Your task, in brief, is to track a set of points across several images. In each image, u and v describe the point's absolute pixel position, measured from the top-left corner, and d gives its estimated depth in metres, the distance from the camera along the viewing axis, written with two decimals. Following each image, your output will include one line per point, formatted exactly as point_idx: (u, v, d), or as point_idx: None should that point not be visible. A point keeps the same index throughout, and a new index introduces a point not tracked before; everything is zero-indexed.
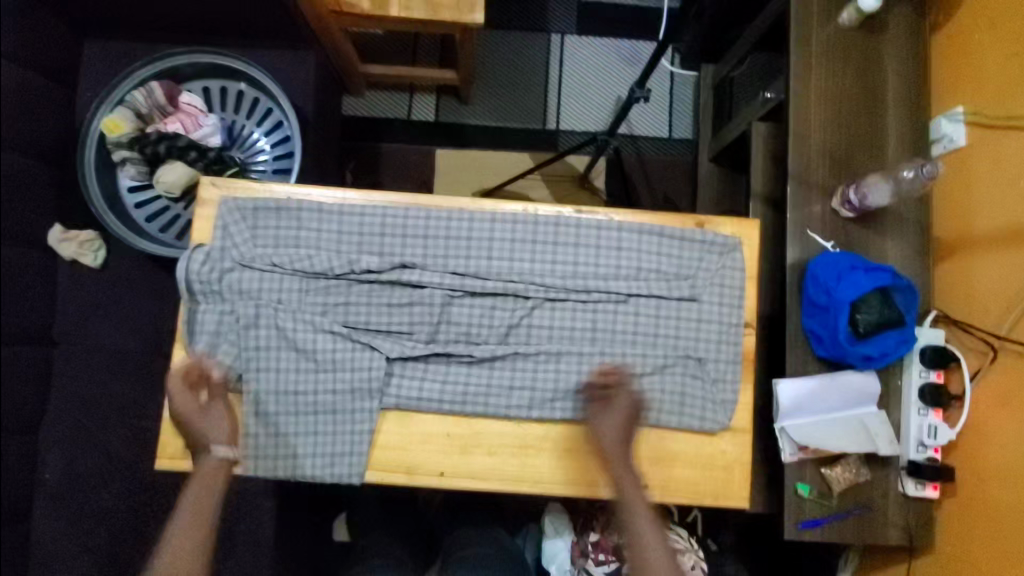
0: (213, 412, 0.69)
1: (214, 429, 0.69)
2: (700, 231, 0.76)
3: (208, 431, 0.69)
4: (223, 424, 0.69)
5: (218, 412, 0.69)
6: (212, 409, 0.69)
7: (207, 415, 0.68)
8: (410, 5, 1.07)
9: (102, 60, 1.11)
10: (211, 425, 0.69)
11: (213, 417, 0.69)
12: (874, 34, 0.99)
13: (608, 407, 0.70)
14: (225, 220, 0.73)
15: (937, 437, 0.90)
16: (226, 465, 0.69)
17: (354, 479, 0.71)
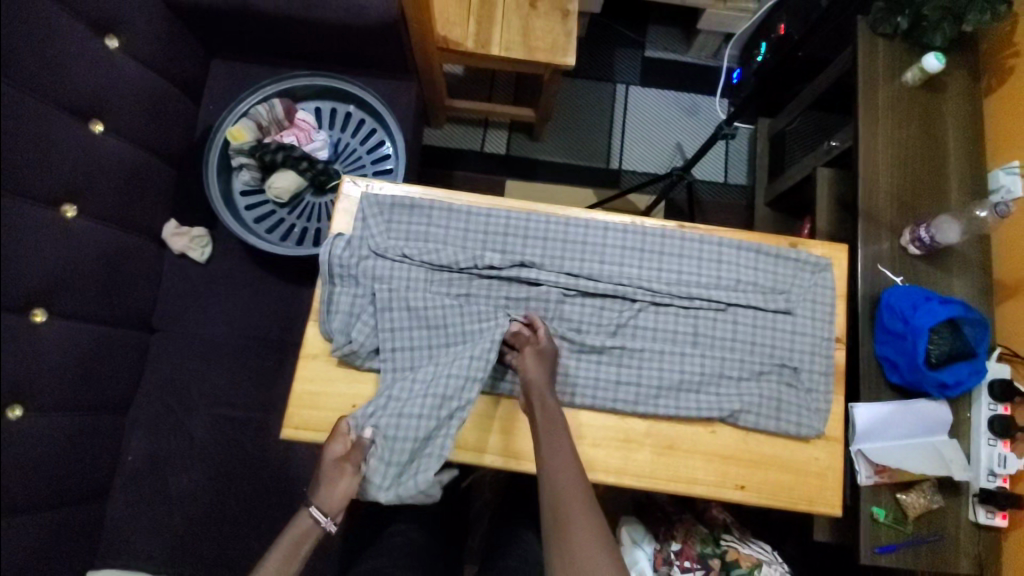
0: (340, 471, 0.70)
1: (332, 485, 0.69)
2: (794, 250, 0.82)
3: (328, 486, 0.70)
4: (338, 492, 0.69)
5: (341, 481, 0.70)
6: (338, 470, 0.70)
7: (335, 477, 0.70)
8: (510, 47, 1.19)
9: (225, 78, 1.23)
10: (332, 484, 0.70)
11: (332, 485, 0.70)
12: (934, 94, 1.09)
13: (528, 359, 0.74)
14: (366, 213, 0.81)
15: (1007, 467, 0.93)
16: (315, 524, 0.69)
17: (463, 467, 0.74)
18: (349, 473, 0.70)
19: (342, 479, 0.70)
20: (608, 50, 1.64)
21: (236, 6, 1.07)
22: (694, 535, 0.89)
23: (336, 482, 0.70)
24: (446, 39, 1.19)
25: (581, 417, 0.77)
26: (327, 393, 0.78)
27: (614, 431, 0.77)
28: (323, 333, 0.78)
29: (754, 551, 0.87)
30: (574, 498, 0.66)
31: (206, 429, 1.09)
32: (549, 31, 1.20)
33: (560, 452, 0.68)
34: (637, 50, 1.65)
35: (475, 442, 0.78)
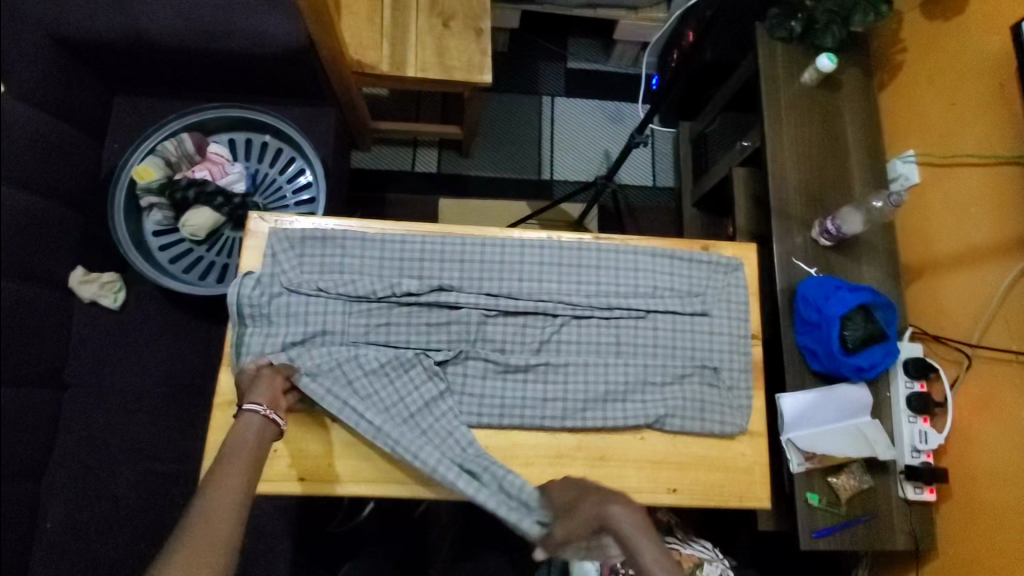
0: (260, 382, 0.70)
1: (258, 390, 0.69)
2: (706, 253, 0.85)
3: (255, 396, 0.68)
4: (265, 389, 0.69)
5: (256, 381, 0.70)
6: (259, 381, 0.70)
7: (252, 381, 0.70)
8: (427, 67, 1.19)
9: (129, 115, 1.18)
10: (255, 388, 0.69)
11: (258, 387, 0.69)
12: (832, 91, 1.15)
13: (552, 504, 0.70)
14: (275, 248, 0.78)
15: (929, 442, 0.97)
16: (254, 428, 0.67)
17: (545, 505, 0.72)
18: (267, 377, 0.70)
19: (267, 378, 0.70)
20: (531, 64, 1.66)
21: (131, 41, 1.03)
22: None
23: (257, 379, 0.70)
24: (360, 61, 1.17)
25: (512, 436, 0.77)
26: None
27: (545, 447, 0.77)
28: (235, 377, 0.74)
29: (695, 551, 0.88)
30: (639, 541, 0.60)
31: (134, 484, 1.04)
32: (464, 50, 1.21)
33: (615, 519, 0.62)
34: (559, 62, 1.67)
35: (380, 473, 0.75)
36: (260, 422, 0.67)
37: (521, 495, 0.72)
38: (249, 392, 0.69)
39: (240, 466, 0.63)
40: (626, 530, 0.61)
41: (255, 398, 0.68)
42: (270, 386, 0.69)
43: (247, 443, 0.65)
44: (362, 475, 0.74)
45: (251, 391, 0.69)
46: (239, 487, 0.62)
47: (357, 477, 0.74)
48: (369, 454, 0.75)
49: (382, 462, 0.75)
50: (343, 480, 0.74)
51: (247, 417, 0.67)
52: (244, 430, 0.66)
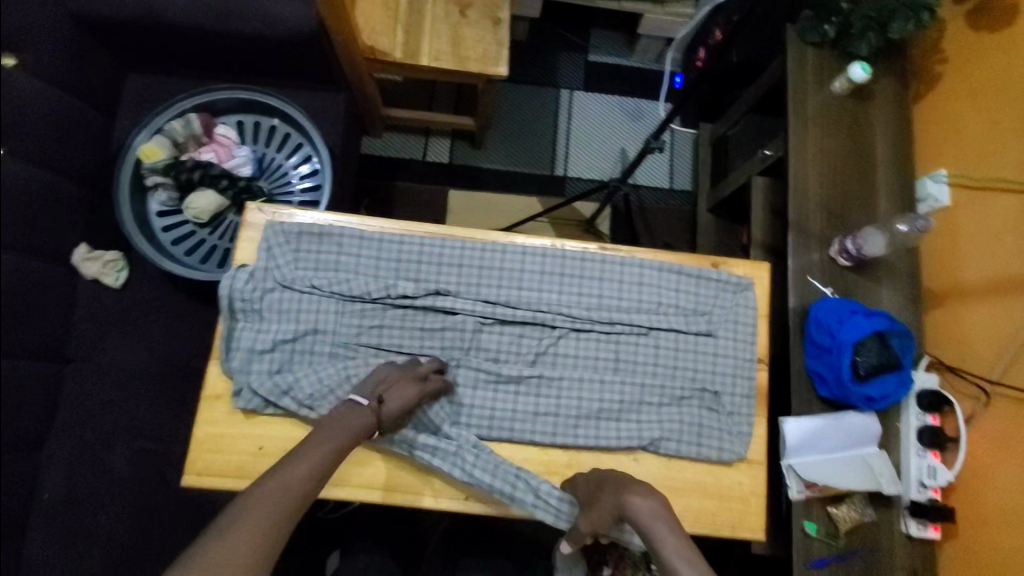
0: (404, 388, 0.69)
1: (399, 395, 0.68)
2: (715, 270, 0.81)
3: (390, 395, 0.68)
4: (407, 401, 0.68)
5: (415, 391, 0.69)
6: (405, 386, 0.69)
7: (408, 385, 0.69)
8: (441, 56, 1.15)
9: (141, 93, 1.17)
10: (397, 390, 0.68)
11: (402, 391, 0.68)
12: (863, 102, 1.09)
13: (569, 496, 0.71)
14: (270, 242, 0.76)
15: (937, 479, 0.93)
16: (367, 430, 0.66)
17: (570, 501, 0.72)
18: (416, 385, 0.69)
19: (409, 387, 0.69)
20: (552, 55, 1.62)
21: (143, 18, 1.01)
22: (625, 561, 0.89)
23: (403, 386, 0.69)
24: (373, 48, 1.13)
25: (500, 449, 0.75)
26: (231, 434, 0.73)
27: (534, 463, 0.75)
28: (223, 372, 0.73)
29: None
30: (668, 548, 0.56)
31: (129, 463, 1.04)
32: (480, 40, 1.17)
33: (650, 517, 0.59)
34: (581, 54, 1.62)
35: (363, 478, 0.73)
36: (372, 426, 0.66)
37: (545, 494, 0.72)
38: (390, 390, 0.68)
39: (326, 453, 0.60)
40: (646, 520, 0.59)
41: (392, 402, 0.67)
42: (413, 397, 0.69)
43: (345, 432, 0.63)
44: (345, 479, 0.73)
45: (384, 386, 0.69)
46: (320, 470, 0.59)
47: (341, 481, 0.72)
48: (352, 459, 0.73)
49: (366, 467, 0.73)
50: (325, 483, 0.72)
51: (370, 416, 0.66)
52: (349, 422, 0.64)
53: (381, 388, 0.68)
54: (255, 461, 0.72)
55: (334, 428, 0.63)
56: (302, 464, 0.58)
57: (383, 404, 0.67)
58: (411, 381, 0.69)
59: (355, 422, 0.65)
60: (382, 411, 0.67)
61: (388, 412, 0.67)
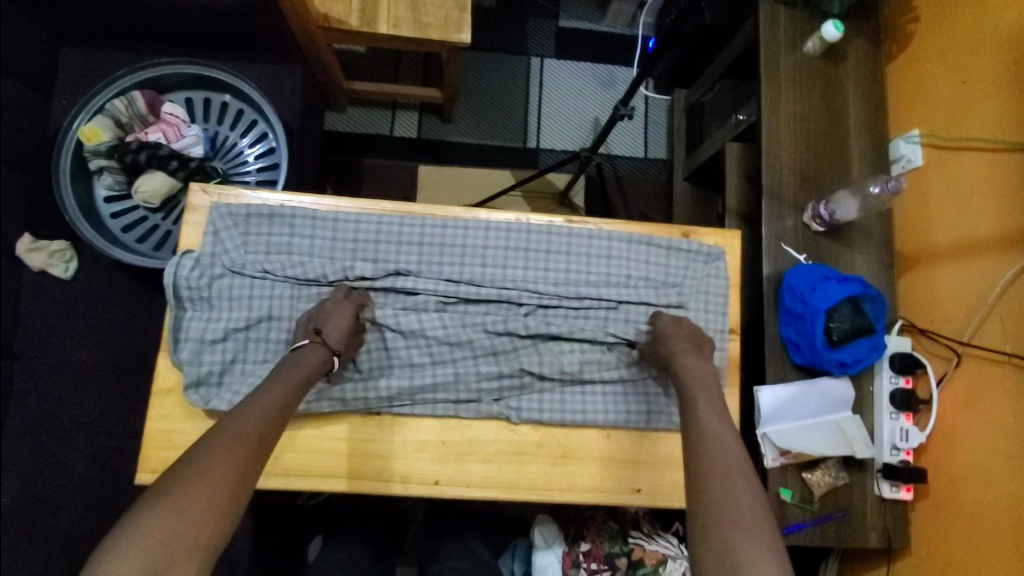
0: (338, 310, 0.69)
1: (335, 321, 0.68)
2: (685, 240, 0.79)
3: (327, 324, 0.68)
4: (346, 324, 0.68)
5: (349, 316, 0.69)
6: (339, 308, 0.69)
7: (341, 310, 0.69)
8: (399, 23, 1.09)
9: (78, 68, 1.09)
10: (332, 318, 0.68)
11: (337, 316, 0.68)
12: (836, 62, 1.06)
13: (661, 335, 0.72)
14: (217, 226, 0.72)
15: (909, 441, 0.94)
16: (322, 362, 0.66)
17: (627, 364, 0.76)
18: (351, 309, 0.69)
19: (340, 306, 0.69)
20: (521, 22, 1.55)
21: None
22: (603, 532, 0.88)
23: (334, 310, 0.69)
24: (326, 15, 1.07)
25: (469, 432, 0.73)
26: (185, 430, 0.70)
27: (504, 444, 0.73)
28: (174, 364, 0.70)
29: (660, 547, 0.86)
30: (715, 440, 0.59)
31: (91, 459, 1.01)
32: (441, 5, 1.11)
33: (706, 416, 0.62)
34: (551, 20, 1.56)
35: (327, 467, 0.71)
36: (326, 359, 0.66)
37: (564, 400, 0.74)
38: (322, 318, 0.68)
39: (281, 395, 0.61)
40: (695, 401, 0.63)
41: (332, 331, 0.67)
42: (351, 319, 0.69)
43: (301, 370, 0.64)
44: (308, 469, 0.71)
45: (320, 318, 0.68)
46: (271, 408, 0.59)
47: (305, 470, 0.70)
48: (314, 447, 0.71)
49: (330, 456, 0.71)
50: (287, 474, 0.70)
51: (320, 350, 0.66)
52: (304, 358, 0.65)
53: (317, 321, 0.68)
54: None
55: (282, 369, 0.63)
56: (261, 401, 0.59)
57: (325, 335, 0.67)
58: (342, 305, 0.69)
59: (302, 360, 0.65)
60: (326, 342, 0.67)
61: (332, 341, 0.67)
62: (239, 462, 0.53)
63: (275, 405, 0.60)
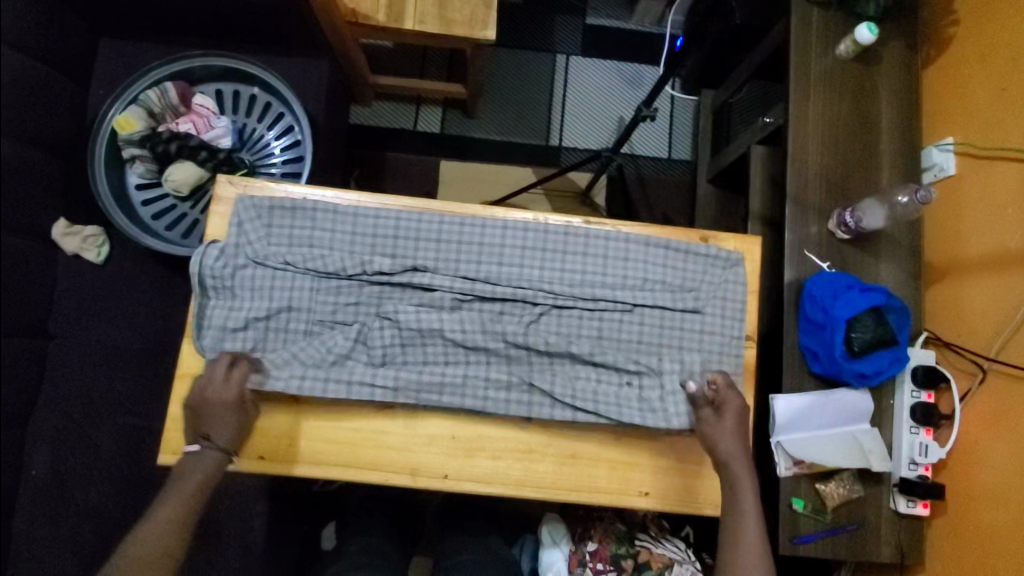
0: (221, 386, 0.69)
1: (221, 427, 0.69)
2: (704, 245, 0.78)
3: (213, 429, 0.69)
4: (234, 426, 0.70)
5: (232, 419, 0.69)
6: (224, 384, 0.69)
7: (223, 415, 0.69)
8: (425, 19, 1.10)
9: (115, 59, 1.13)
10: (217, 397, 0.69)
11: (221, 421, 0.69)
12: (869, 66, 1.03)
13: (720, 414, 0.72)
14: (241, 217, 0.74)
15: (928, 456, 0.93)
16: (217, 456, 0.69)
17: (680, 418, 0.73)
18: (235, 395, 0.69)
19: (226, 382, 0.69)
20: (547, 18, 1.55)
21: None
22: (611, 533, 0.88)
23: (213, 386, 0.69)
24: (354, 10, 1.08)
25: (480, 428, 0.74)
26: None
27: (515, 441, 0.74)
28: (196, 350, 0.72)
29: (665, 551, 0.86)
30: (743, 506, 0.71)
31: (118, 437, 1.04)
32: (468, 2, 1.11)
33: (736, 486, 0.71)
34: (578, 17, 1.55)
35: (339, 456, 0.72)
36: (220, 459, 0.70)
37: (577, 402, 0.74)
38: (203, 397, 0.69)
39: (183, 500, 0.68)
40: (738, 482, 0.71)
41: (218, 435, 0.69)
42: (238, 418, 0.70)
43: (195, 478, 0.69)
44: (322, 457, 0.72)
45: (208, 421, 0.69)
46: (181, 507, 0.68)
47: (319, 458, 0.72)
48: (328, 436, 0.73)
49: (342, 446, 0.73)
50: (301, 461, 0.72)
51: (210, 455, 0.69)
52: (199, 456, 0.69)
53: (200, 425, 0.70)
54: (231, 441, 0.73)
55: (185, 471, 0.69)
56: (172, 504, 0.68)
57: (213, 439, 0.69)
58: (222, 411, 0.69)
59: (195, 468, 0.69)
60: (214, 446, 0.69)
61: (220, 443, 0.69)
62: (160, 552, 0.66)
63: (184, 501, 0.68)
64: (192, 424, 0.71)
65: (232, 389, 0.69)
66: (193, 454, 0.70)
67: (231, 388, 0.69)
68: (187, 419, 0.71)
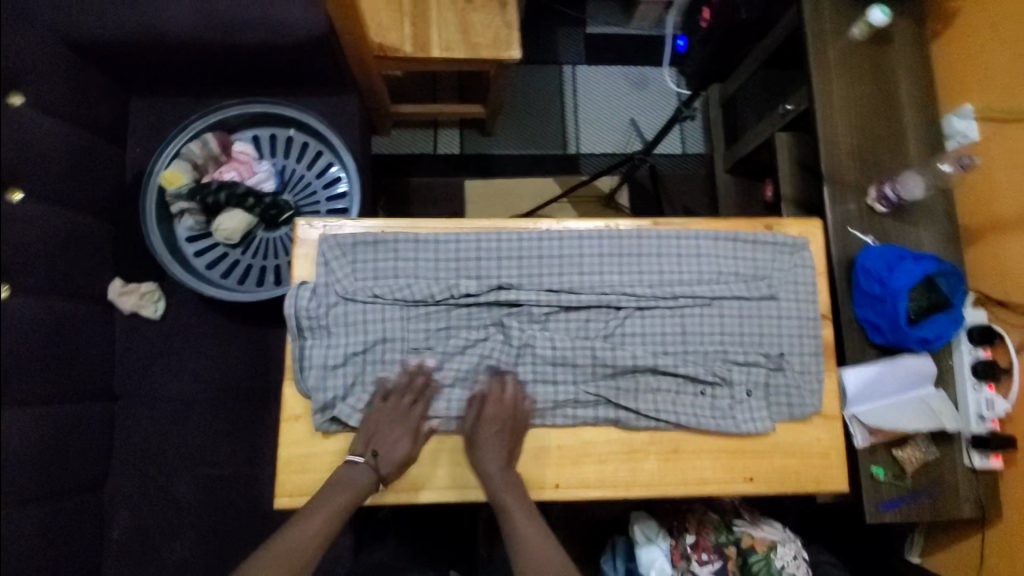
0: (402, 413, 0.72)
1: (392, 449, 0.71)
2: (769, 233, 0.81)
3: (383, 448, 0.71)
4: (400, 452, 0.71)
5: (405, 446, 0.71)
6: (405, 412, 0.72)
7: (400, 437, 0.71)
8: (451, 47, 1.13)
9: (148, 116, 1.15)
10: (388, 425, 0.72)
11: (390, 442, 0.71)
12: (882, 45, 1.08)
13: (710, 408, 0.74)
14: (327, 256, 0.75)
15: (995, 410, 0.95)
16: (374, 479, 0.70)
17: (758, 425, 0.76)
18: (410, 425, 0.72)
19: (400, 404, 0.73)
20: (549, 32, 1.59)
21: (148, 40, 0.98)
22: (707, 523, 0.91)
23: (400, 409, 0.72)
24: (382, 44, 1.11)
25: (582, 435, 0.76)
26: (316, 454, 0.73)
27: (619, 444, 0.76)
28: (299, 393, 0.73)
29: (767, 534, 0.89)
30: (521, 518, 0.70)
31: (194, 490, 1.04)
32: (489, 25, 1.14)
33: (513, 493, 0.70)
34: (579, 28, 1.60)
35: (453, 480, 0.74)
36: (371, 484, 0.70)
37: (672, 399, 0.76)
38: (387, 415, 0.72)
39: (327, 513, 0.68)
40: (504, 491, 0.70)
41: (385, 456, 0.71)
42: (407, 445, 0.72)
43: (347, 493, 0.69)
44: (436, 482, 0.74)
45: (378, 439, 0.71)
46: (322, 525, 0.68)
47: (432, 483, 0.74)
48: (444, 463, 0.74)
49: (453, 468, 0.74)
50: (417, 488, 0.73)
51: (369, 473, 0.70)
52: (354, 476, 0.70)
53: (372, 442, 0.72)
54: None
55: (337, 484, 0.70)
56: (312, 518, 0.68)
57: (377, 459, 0.71)
58: (401, 432, 0.71)
59: (351, 480, 0.70)
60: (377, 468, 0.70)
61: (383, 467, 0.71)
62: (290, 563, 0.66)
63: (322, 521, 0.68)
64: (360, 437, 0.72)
65: (415, 418, 0.72)
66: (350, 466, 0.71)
67: (414, 415, 0.73)
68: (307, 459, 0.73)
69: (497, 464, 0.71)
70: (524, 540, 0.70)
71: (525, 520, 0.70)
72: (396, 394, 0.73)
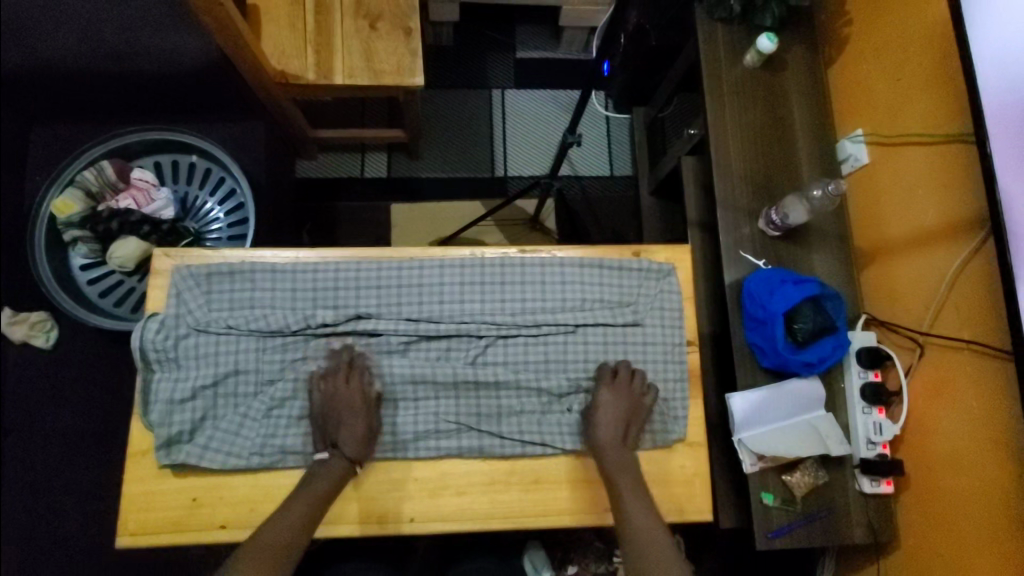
0: (346, 394, 0.75)
1: (350, 432, 0.74)
2: (636, 259, 0.84)
3: (343, 434, 0.74)
4: (360, 434, 0.74)
5: (361, 425, 0.74)
6: (351, 390, 0.76)
7: (351, 418, 0.74)
8: (354, 73, 1.13)
9: (48, 144, 1.18)
10: (342, 405, 0.75)
11: (348, 426, 0.74)
12: (776, 71, 1.10)
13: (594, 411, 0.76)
14: (180, 288, 0.78)
15: (884, 434, 0.95)
16: (347, 466, 0.73)
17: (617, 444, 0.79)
18: (359, 399, 0.75)
19: (343, 386, 0.76)
20: (479, 56, 1.61)
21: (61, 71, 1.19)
22: (590, 554, 0.99)
23: (349, 389, 0.75)
24: (283, 72, 1.11)
25: (442, 468, 0.77)
26: (163, 490, 0.75)
27: (478, 474, 0.77)
28: (145, 428, 0.75)
29: None
30: (636, 512, 0.72)
31: (81, 525, 1.05)
32: (394, 52, 1.15)
33: (628, 491, 0.73)
34: (507, 52, 1.62)
35: None
36: (344, 470, 0.73)
37: (530, 427, 0.78)
38: (335, 396, 0.75)
39: (312, 502, 0.71)
40: (621, 485, 0.73)
41: (345, 443, 0.73)
42: (365, 425, 0.74)
43: (324, 481, 0.72)
44: None
45: (335, 428, 0.75)
46: (299, 522, 0.70)
47: None
48: None
49: None
50: None
51: (337, 462, 0.73)
52: (326, 470, 0.72)
53: (331, 431, 0.74)
54: (190, 512, 0.74)
55: (315, 475, 0.72)
56: (287, 518, 0.69)
57: (341, 446, 0.73)
58: (351, 409, 0.75)
59: (321, 474, 0.72)
60: (341, 455, 0.73)
61: (348, 452, 0.73)
62: (271, 559, 0.67)
63: (302, 519, 0.70)
64: (321, 430, 0.75)
65: (358, 391, 0.76)
66: (320, 461, 0.74)
67: (356, 392, 0.76)
68: (152, 495, 0.74)
69: (619, 470, 0.74)
70: (637, 518, 0.71)
71: (637, 495, 0.73)
72: (338, 373, 0.76)
